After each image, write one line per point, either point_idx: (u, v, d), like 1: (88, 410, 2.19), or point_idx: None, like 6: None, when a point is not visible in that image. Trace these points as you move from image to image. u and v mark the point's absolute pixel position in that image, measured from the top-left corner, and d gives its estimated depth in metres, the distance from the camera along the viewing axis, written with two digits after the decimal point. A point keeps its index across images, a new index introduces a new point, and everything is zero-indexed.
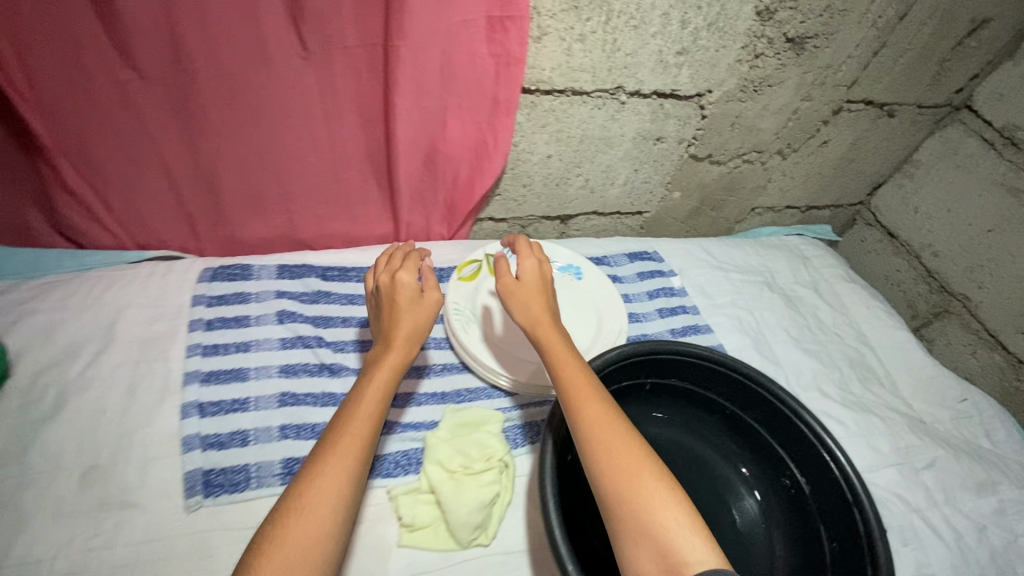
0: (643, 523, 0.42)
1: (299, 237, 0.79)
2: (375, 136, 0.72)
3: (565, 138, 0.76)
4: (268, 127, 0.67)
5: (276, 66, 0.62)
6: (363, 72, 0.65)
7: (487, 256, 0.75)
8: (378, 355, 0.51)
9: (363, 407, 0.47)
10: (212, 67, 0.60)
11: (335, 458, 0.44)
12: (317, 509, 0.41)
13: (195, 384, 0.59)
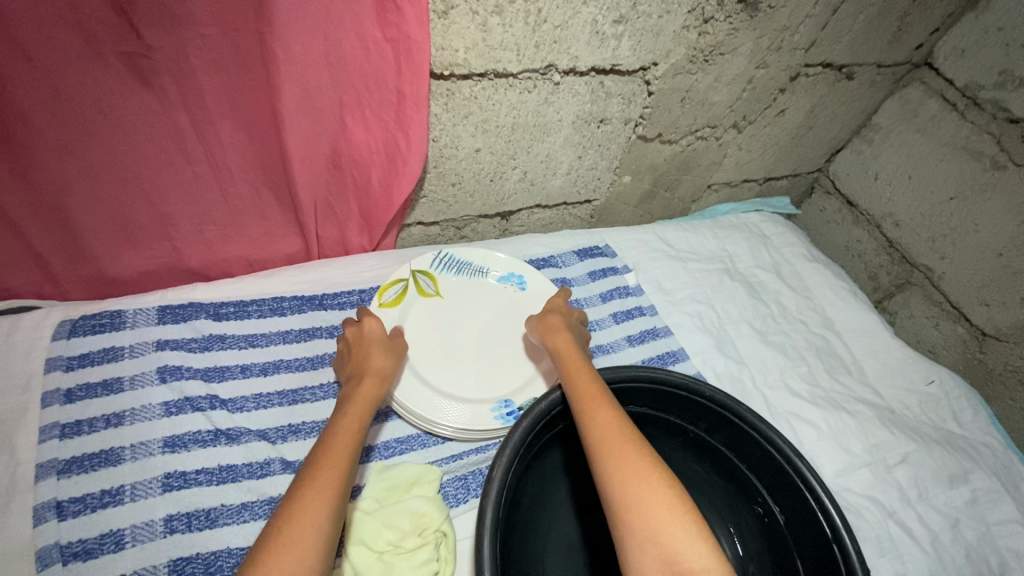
0: (651, 532, 0.40)
1: (187, 267, 0.66)
2: (263, 144, 0.59)
3: (493, 128, 0.65)
4: (121, 145, 0.53)
5: (111, 64, 0.48)
6: (234, 66, 0.52)
7: (413, 274, 0.65)
8: (360, 385, 0.49)
9: (344, 437, 0.44)
10: (19, 75, 0.45)
11: (318, 491, 0.40)
12: (301, 549, 0.37)
13: (51, 478, 0.48)
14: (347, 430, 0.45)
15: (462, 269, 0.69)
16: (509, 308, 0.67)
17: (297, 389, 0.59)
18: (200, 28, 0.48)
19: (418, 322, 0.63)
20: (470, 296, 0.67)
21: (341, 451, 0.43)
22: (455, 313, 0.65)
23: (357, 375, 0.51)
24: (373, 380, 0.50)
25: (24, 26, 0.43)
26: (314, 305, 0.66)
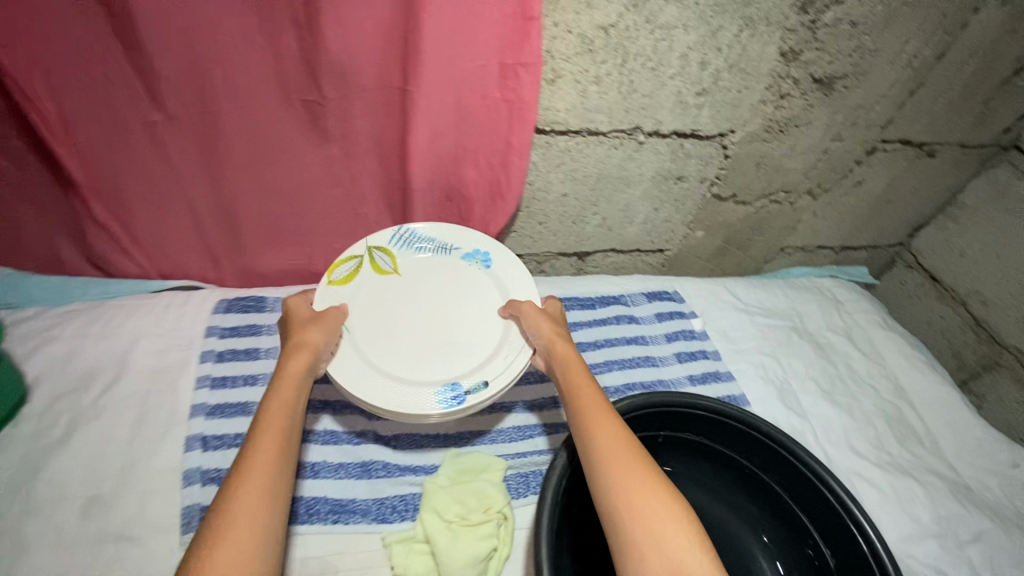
0: (653, 533, 0.42)
1: (314, 270, 0.80)
2: (391, 176, 0.73)
3: (580, 177, 0.75)
4: (286, 167, 0.69)
5: (296, 107, 0.64)
6: (381, 113, 0.66)
7: (368, 251, 0.66)
8: (285, 364, 0.52)
9: (276, 419, 0.47)
10: (232, 112, 0.62)
11: (258, 472, 0.44)
12: (249, 524, 0.41)
13: (200, 416, 0.61)
14: (277, 413, 0.48)
15: (422, 245, 0.69)
16: (468, 293, 0.66)
17: None
18: (363, 83, 0.62)
19: (373, 298, 0.64)
20: (428, 274, 0.68)
21: (273, 432, 0.46)
22: (409, 291, 0.66)
23: (286, 356, 0.53)
24: (298, 361, 0.52)
25: (243, 77, 0.59)
26: None
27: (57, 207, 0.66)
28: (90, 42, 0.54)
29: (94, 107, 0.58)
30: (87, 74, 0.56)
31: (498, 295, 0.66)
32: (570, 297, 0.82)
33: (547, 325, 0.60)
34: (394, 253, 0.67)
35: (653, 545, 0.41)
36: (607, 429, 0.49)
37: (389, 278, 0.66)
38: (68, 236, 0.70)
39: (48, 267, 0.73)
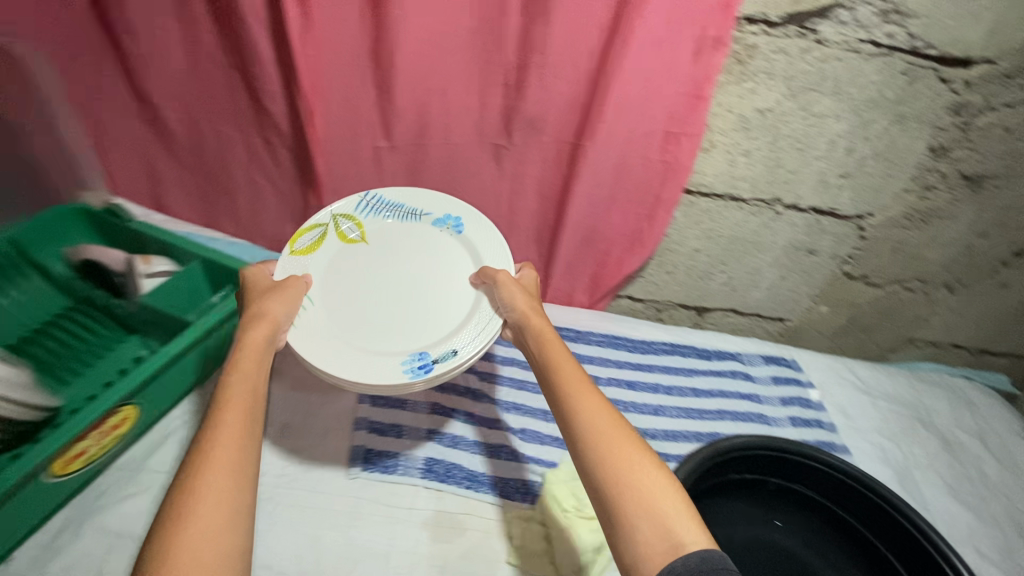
0: (644, 502, 0.43)
1: None
2: (547, 213, 0.85)
3: (715, 237, 0.82)
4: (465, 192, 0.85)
5: (485, 149, 0.80)
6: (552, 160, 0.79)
7: (335, 219, 0.71)
8: (246, 336, 0.53)
9: (239, 392, 0.49)
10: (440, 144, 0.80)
11: (223, 444, 0.44)
12: (221, 489, 0.42)
13: None
14: (240, 383, 0.49)
15: (390, 213, 0.74)
16: (434, 261, 0.70)
17: (525, 380, 0.76)
18: (544, 136, 0.77)
19: (340, 264, 0.69)
20: (394, 240, 0.72)
21: (237, 404, 0.47)
22: (371, 259, 0.70)
23: (243, 327, 0.55)
24: (258, 333, 0.54)
25: (456, 119, 0.77)
26: None
27: (295, 200, 0.87)
28: (359, 83, 0.74)
29: (347, 129, 0.78)
30: (351, 108, 0.76)
31: (467, 261, 0.70)
32: (689, 345, 0.87)
33: (520, 295, 0.61)
34: (359, 221, 0.71)
35: (646, 514, 0.42)
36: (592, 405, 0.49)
37: (354, 245, 0.71)
38: (293, 223, 0.90)
39: (271, 245, 0.93)
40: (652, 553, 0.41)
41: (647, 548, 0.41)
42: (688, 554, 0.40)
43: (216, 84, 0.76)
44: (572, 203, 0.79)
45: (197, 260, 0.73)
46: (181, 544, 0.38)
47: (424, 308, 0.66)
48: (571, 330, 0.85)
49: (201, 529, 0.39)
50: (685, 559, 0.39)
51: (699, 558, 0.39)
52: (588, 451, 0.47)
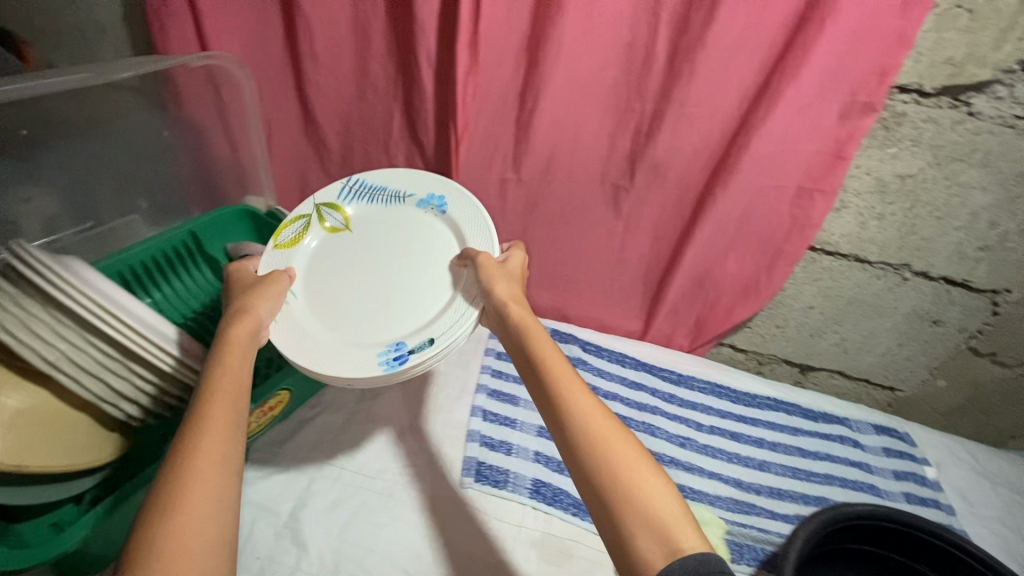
0: (639, 506, 0.44)
1: (565, 311, 0.97)
2: (659, 254, 0.87)
3: (833, 295, 0.82)
4: (581, 227, 0.89)
5: (607, 188, 0.84)
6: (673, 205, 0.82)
7: (318, 208, 0.74)
8: (231, 332, 0.55)
9: (225, 386, 0.50)
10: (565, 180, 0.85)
11: (206, 442, 0.46)
12: (206, 482, 0.44)
13: (483, 394, 0.75)
14: (228, 379, 0.51)
15: (374, 197, 0.75)
16: (415, 244, 0.71)
17: (628, 416, 0.76)
18: (668, 182, 0.80)
19: (323, 253, 0.71)
20: (377, 224, 0.73)
21: (221, 401, 0.49)
22: (353, 245, 0.72)
23: (229, 322, 0.56)
24: (239, 329, 0.56)
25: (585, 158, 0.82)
26: (646, 369, 0.85)
27: None
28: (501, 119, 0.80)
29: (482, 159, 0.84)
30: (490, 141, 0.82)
31: (447, 242, 0.70)
32: (795, 403, 0.85)
33: (503, 283, 0.60)
34: (341, 209, 0.74)
35: (641, 518, 0.44)
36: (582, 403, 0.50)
37: (340, 234, 0.73)
38: None
39: None
40: (648, 556, 0.42)
41: (644, 549, 0.43)
42: (684, 557, 0.41)
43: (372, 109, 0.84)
44: (690, 247, 0.81)
45: None
46: (171, 534, 0.41)
47: (405, 291, 0.67)
48: (673, 373, 0.85)
49: (191, 522, 0.42)
50: (682, 564, 0.41)
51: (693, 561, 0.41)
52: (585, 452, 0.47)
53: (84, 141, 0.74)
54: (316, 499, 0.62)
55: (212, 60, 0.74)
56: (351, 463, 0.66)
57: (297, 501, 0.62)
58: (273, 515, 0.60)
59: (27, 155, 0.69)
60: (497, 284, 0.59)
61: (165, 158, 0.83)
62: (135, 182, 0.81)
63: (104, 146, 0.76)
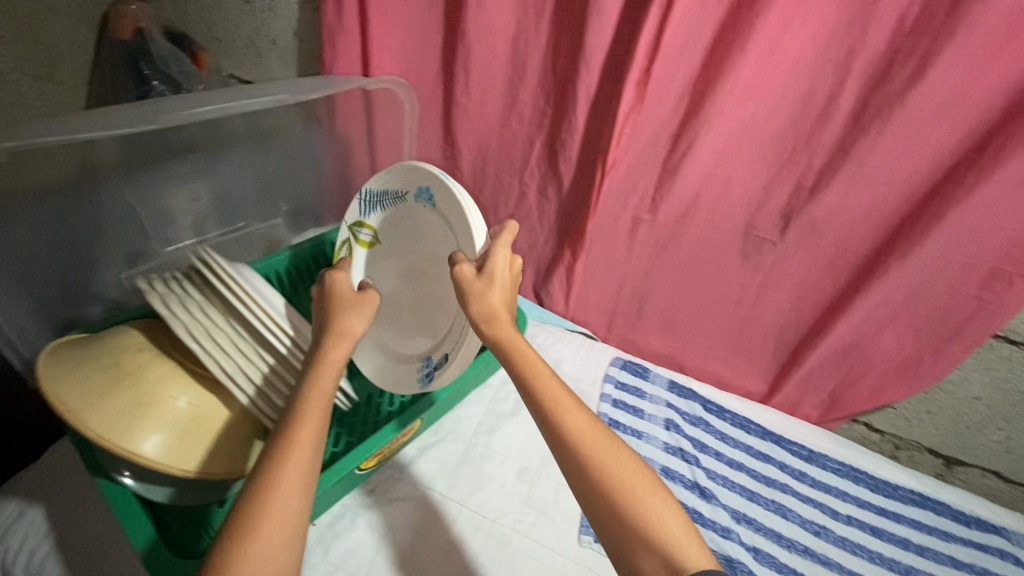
0: (639, 530, 0.40)
1: (681, 360, 0.93)
2: (799, 317, 0.80)
3: (1006, 389, 0.72)
4: (712, 277, 0.83)
5: (751, 241, 0.77)
6: (825, 270, 0.75)
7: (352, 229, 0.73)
8: (328, 353, 0.48)
9: (315, 415, 0.43)
10: (704, 227, 0.79)
11: (286, 479, 0.39)
12: (278, 529, 0.37)
13: None
14: (318, 407, 0.44)
15: (384, 200, 0.68)
16: (423, 247, 0.64)
17: (755, 491, 0.71)
18: (825, 243, 0.73)
19: (373, 273, 0.72)
20: (394, 232, 0.68)
21: (309, 434, 0.42)
22: (386, 261, 0.70)
23: (325, 339, 0.49)
24: (338, 349, 0.48)
25: (731, 208, 0.76)
26: (774, 440, 0.78)
27: (544, 249, 0.92)
28: (649, 159, 0.77)
29: (618, 196, 0.81)
30: (631, 180, 0.79)
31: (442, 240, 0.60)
32: (942, 502, 0.76)
33: (484, 301, 0.49)
34: (364, 227, 0.71)
35: (643, 543, 0.40)
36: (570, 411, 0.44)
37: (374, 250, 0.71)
38: (536, 267, 0.96)
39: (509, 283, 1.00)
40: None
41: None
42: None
43: (513, 137, 0.83)
44: (843, 316, 0.74)
45: None
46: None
47: (434, 301, 0.63)
48: (802, 448, 0.79)
49: (263, 546, 0.37)
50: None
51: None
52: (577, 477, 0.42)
53: (250, 149, 0.76)
54: (435, 535, 0.60)
55: (390, 84, 0.76)
56: (469, 502, 0.64)
57: (417, 535, 0.60)
58: (396, 547, 0.59)
59: (201, 156, 0.71)
60: (468, 299, 0.49)
61: (313, 166, 0.85)
62: (279, 185, 0.83)
63: (267, 152, 0.78)
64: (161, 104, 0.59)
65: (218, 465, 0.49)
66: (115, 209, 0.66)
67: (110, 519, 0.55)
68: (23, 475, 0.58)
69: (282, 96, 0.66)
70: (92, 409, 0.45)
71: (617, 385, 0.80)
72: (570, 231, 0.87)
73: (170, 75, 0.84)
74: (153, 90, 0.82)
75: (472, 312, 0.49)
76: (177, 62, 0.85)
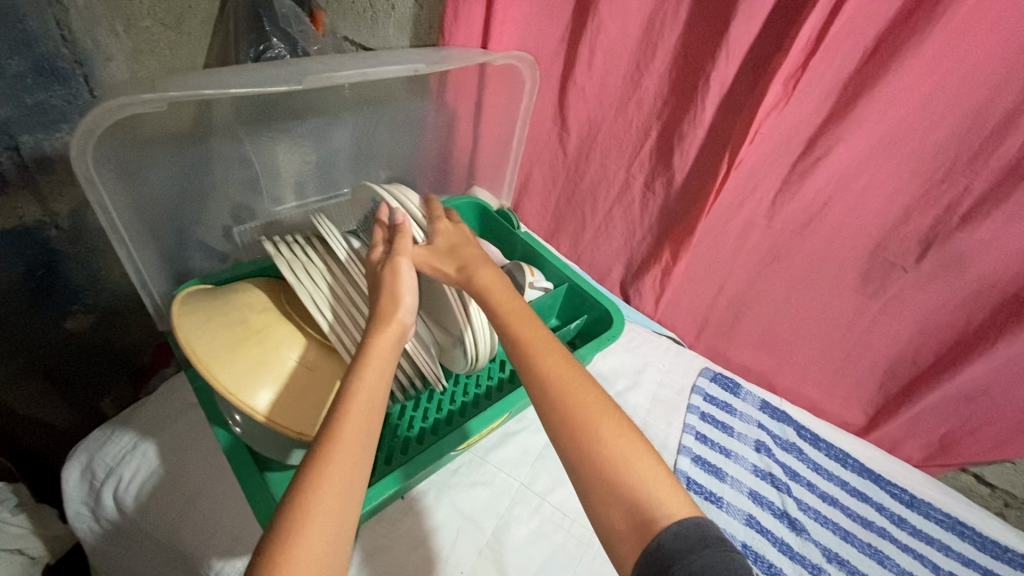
0: (604, 472, 0.40)
1: (772, 379, 0.90)
2: (918, 353, 0.74)
3: None
4: (822, 297, 0.77)
5: (877, 263, 0.71)
6: (960, 308, 0.68)
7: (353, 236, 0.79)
8: (371, 342, 0.46)
9: (364, 403, 0.42)
10: (824, 243, 0.73)
11: (335, 465, 0.38)
12: (328, 517, 0.36)
13: (687, 458, 0.68)
14: (366, 399, 0.42)
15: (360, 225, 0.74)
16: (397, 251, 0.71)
17: (848, 530, 0.68)
18: (966, 279, 0.65)
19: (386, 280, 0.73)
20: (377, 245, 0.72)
21: (354, 422, 0.41)
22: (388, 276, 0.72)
23: (372, 329, 0.48)
24: (384, 341, 0.47)
25: (860, 227, 0.70)
26: (872, 478, 0.74)
27: (639, 247, 0.89)
28: (775, 164, 0.71)
29: (732, 201, 0.77)
30: (748, 186, 0.74)
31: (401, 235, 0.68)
32: None
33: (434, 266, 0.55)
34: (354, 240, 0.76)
35: (613, 489, 0.39)
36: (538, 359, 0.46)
37: None
38: (627, 265, 0.93)
39: (597, 277, 0.99)
40: (623, 533, 0.38)
41: (622, 533, 0.38)
42: (662, 534, 0.37)
43: (629, 129, 0.80)
44: (973, 359, 0.68)
45: (566, 283, 0.79)
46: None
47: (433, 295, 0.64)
48: (902, 492, 0.73)
49: (307, 549, 0.34)
50: (660, 543, 0.36)
51: (671, 536, 0.36)
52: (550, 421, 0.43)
53: (366, 115, 0.73)
54: (517, 526, 0.59)
55: (514, 59, 0.74)
56: (551, 496, 0.63)
57: (500, 522, 0.59)
58: (478, 531, 0.58)
59: (324, 119, 0.70)
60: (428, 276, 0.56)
61: (414, 135, 0.81)
62: (377, 155, 0.80)
63: (377, 119, 0.75)
64: (302, 68, 0.58)
65: (288, 420, 0.49)
66: (229, 164, 0.66)
67: (212, 463, 0.57)
68: (141, 409, 0.62)
69: (415, 66, 0.63)
70: (213, 359, 0.48)
71: (705, 398, 0.76)
72: (671, 232, 0.83)
73: (289, 33, 0.84)
74: (269, 48, 0.83)
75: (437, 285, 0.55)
76: (297, 21, 0.85)
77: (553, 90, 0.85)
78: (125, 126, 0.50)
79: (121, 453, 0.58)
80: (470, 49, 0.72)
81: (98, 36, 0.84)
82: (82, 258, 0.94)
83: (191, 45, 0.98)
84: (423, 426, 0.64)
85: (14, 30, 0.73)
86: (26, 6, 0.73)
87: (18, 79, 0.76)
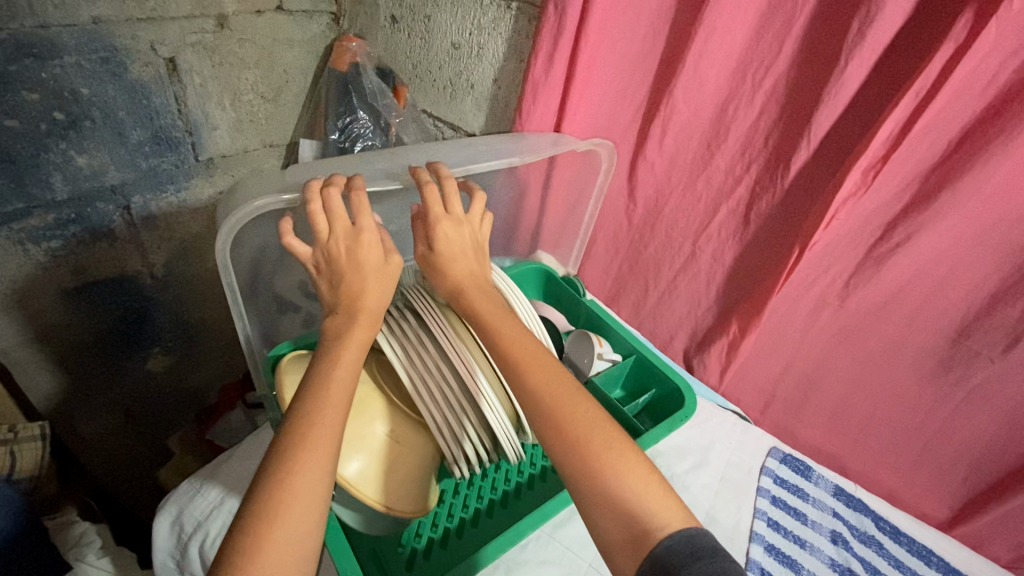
0: (601, 486, 0.43)
1: (842, 460, 0.87)
2: (1007, 451, 0.70)
3: None
4: (897, 382, 0.75)
5: (961, 351, 0.68)
6: None
7: None
8: (352, 334, 0.49)
9: (339, 391, 0.45)
10: (902, 327, 0.72)
11: (308, 448, 0.41)
12: (310, 495, 0.39)
13: (759, 546, 0.66)
14: (341, 385, 0.46)
15: None
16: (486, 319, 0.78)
17: None
18: None
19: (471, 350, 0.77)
20: None
21: (335, 407, 0.44)
22: None
23: (345, 319, 0.50)
24: (361, 333, 0.50)
25: (940, 315, 0.68)
26: None
27: (703, 319, 0.90)
28: (849, 247, 0.72)
29: (803, 280, 0.77)
30: (819, 266, 0.75)
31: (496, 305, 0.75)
32: None
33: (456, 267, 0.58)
34: None
35: (610, 503, 0.42)
36: (532, 367, 0.49)
37: None
38: (689, 335, 0.93)
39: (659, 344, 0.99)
40: (622, 547, 0.41)
41: (618, 543, 0.41)
42: (656, 548, 0.40)
43: (698, 205, 0.82)
44: None
45: (633, 355, 0.79)
46: (264, 558, 0.36)
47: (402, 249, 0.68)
48: None
49: (282, 527, 0.37)
50: (653, 559, 0.39)
51: (664, 551, 0.39)
52: (543, 433, 0.46)
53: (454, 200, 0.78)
54: None
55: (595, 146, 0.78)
56: None
57: None
58: None
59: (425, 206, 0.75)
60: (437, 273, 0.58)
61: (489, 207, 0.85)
62: None
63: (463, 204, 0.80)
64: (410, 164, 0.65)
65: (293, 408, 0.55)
66: None
67: None
68: (228, 463, 0.65)
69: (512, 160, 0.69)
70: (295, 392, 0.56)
71: (776, 482, 0.74)
72: (736, 306, 0.83)
73: (374, 106, 0.93)
74: (356, 120, 0.91)
75: (443, 283, 0.58)
76: (382, 96, 0.94)
77: (623, 165, 0.88)
78: (257, 222, 0.58)
79: (208, 507, 0.61)
80: (552, 137, 0.77)
81: (208, 108, 0.92)
82: (171, 305, 1.04)
83: (285, 114, 1.05)
84: (493, 496, 0.65)
85: (140, 105, 0.83)
86: (151, 84, 0.83)
87: (137, 147, 0.86)
